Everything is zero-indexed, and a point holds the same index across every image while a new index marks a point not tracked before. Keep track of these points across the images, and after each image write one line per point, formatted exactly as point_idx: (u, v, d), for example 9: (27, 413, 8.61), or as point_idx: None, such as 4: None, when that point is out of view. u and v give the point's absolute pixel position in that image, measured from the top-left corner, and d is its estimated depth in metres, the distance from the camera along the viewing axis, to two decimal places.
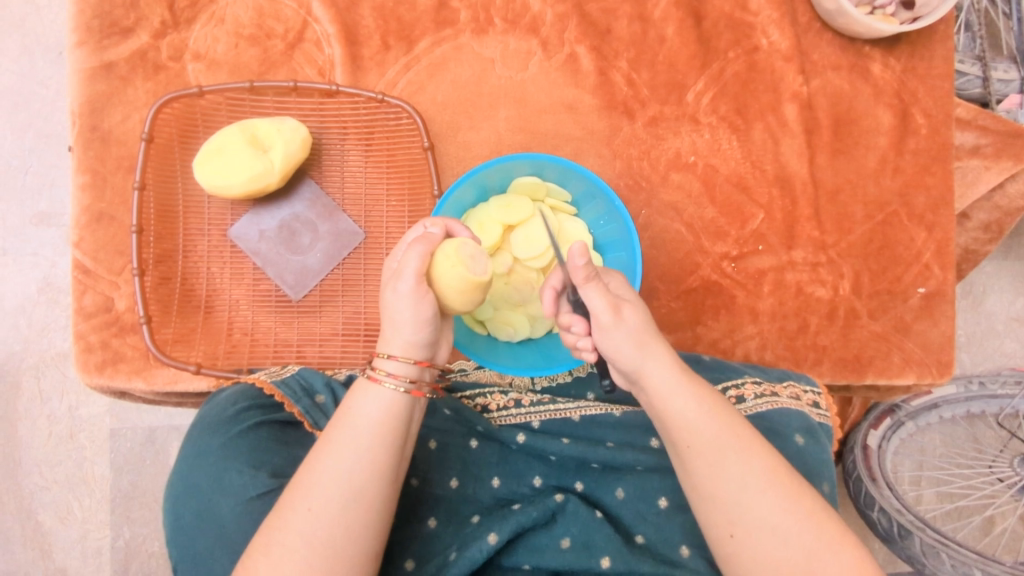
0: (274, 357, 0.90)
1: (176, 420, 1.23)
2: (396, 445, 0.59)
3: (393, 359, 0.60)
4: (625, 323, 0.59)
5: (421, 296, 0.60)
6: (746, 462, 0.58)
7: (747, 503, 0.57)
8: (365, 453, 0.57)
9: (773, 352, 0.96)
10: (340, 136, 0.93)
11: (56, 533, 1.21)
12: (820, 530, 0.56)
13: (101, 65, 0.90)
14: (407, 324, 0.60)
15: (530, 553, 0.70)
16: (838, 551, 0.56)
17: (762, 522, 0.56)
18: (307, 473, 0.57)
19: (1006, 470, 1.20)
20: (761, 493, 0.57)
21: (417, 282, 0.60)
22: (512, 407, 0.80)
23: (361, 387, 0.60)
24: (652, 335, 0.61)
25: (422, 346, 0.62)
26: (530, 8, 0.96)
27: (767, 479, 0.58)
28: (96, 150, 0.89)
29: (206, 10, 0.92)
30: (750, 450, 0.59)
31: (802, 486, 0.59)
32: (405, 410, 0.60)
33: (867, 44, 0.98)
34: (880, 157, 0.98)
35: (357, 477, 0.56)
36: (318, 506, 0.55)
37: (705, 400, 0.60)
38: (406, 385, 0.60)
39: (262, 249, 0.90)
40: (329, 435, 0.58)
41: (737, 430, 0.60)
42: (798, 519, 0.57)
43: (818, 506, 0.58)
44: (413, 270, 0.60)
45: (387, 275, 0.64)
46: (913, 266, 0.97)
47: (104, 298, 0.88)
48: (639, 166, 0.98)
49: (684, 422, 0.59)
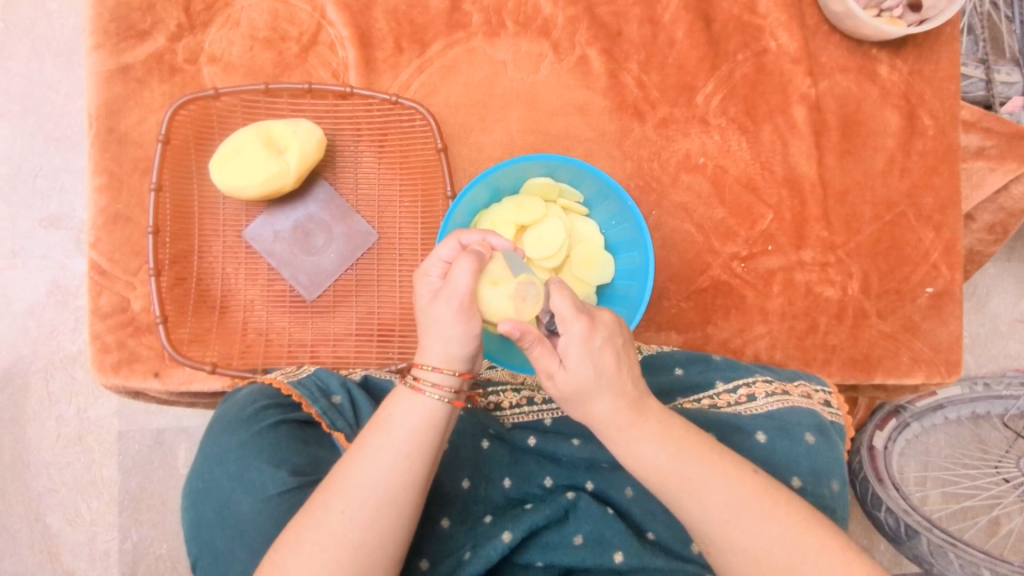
0: (289, 358, 0.91)
1: (185, 422, 1.24)
2: (432, 453, 0.59)
3: (438, 370, 0.59)
4: (570, 361, 0.56)
5: (470, 315, 0.59)
6: (705, 498, 0.58)
7: (716, 531, 0.58)
8: (401, 458, 0.58)
9: (783, 352, 0.97)
10: (354, 138, 0.94)
11: (65, 535, 1.21)
12: (797, 544, 0.57)
13: (117, 67, 0.90)
14: (453, 339, 0.59)
15: (543, 551, 0.71)
16: (817, 560, 0.56)
17: (735, 546, 0.57)
18: (342, 475, 0.57)
19: (1013, 470, 1.21)
20: (729, 523, 0.58)
21: (467, 299, 0.58)
22: (524, 405, 0.82)
23: (401, 396, 0.60)
24: (602, 370, 0.57)
25: (464, 359, 0.61)
26: (541, 10, 0.97)
27: (732, 509, 0.58)
28: (112, 152, 0.90)
29: (222, 13, 0.93)
30: (710, 480, 0.59)
31: (779, 502, 0.59)
32: (444, 419, 0.60)
33: (874, 47, 0.99)
34: (887, 158, 0.99)
35: (391, 482, 0.57)
36: (351, 508, 0.56)
37: (656, 443, 0.59)
38: (450, 395, 0.60)
39: (277, 250, 0.91)
40: (367, 439, 0.59)
41: (694, 462, 0.59)
42: (774, 538, 0.57)
43: (797, 518, 0.58)
44: (464, 288, 0.57)
45: (426, 288, 0.61)
46: (921, 267, 0.98)
47: (120, 298, 0.89)
48: (650, 167, 0.99)
49: (642, 465, 0.59)
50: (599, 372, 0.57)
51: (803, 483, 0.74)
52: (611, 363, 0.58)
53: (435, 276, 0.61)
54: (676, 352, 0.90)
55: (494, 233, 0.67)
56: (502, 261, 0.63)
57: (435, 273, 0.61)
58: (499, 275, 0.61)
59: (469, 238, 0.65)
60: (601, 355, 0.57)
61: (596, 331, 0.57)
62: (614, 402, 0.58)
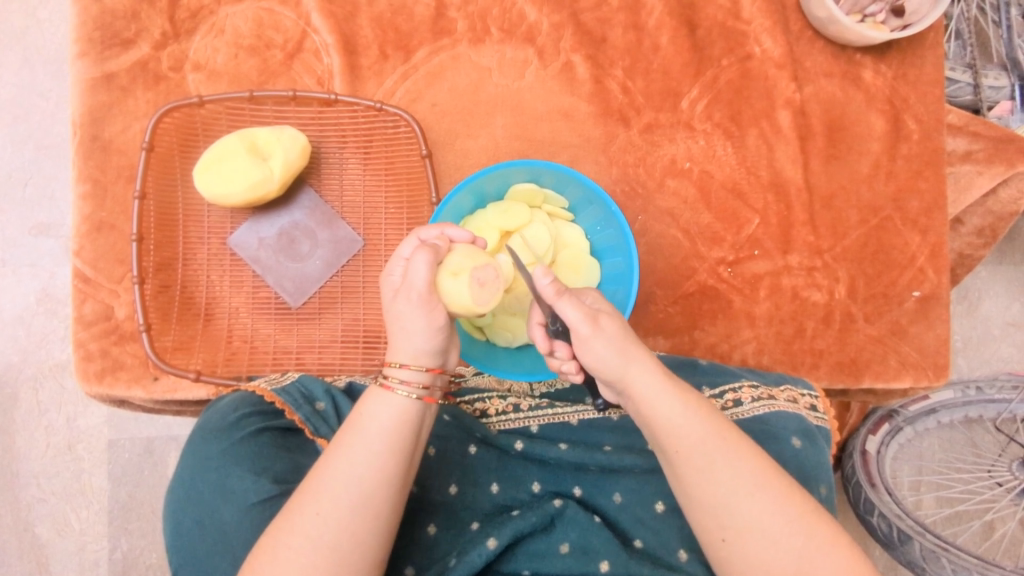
0: (274, 364, 0.90)
1: (174, 430, 1.23)
2: (407, 451, 0.59)
3: (406, 367, 0.60)
4: (603, 318, 0.60)
5: (432, 307, 0.60)
6: (734, 468, 0.58)
7: (741, 505, 0.57)
8: (375, 458, 0.57)
9: (770, 356, 0.97)
10: (339, 145, 0.94)
11: (53, 545, 1.21)
12: (813, 532, 0.57)
13: (101, 75, 0.91)
14: (418, 333, 0.60)
15: (530, 559, 0.70)
16: (829, 549, 0.57)
17: (756, 522, 0.57)
18: (317, 477, 0.57)
19: (1006, 474, 1.19)
20: (753, 496, 0.57)
21: (425, 292, 0.59)
22: (511, 412, 0.81)
23: (373, 394, 0.60)
24: (629, 329, 0.62)
25: (434, 353, 0.61)
26: (526, 17, 0.97)
27: (758, 483, 0.58)
28: (97, 159, 0.90)
29: (206, 21, 0.94)
30: (737, 455, 0.58)
31: (793, 487, 0.59)
32: (416, 416, 0.60)
33: (859, 51, 0.99)
34: (873, 162, 0.99)
35: (365, 483, 0.56)
36: (325, 510, 0.55)
37: (691, 406, 0.59)
38: (419, 391, 0.60)
39: (261, 256, 0.91)
40: (342, 441, 0.58)
41: (725, 433, 0.59)
42: (793, 519, 0.57)
43: (809, 507, 0.59)
44: (421, 282, 0.59)
45: (388, 289, 0.62)
46: (908, 270, 0.98)
47: (104, 306, 0.88)
48: (635, 172, 0.99)
49: (676, 429, 0.59)
50: (628, 331, 0.61)
51: None
52: (630, 329, 0.63)
53: (397, 275, 0.62)
54: (664, 357, 0.90)
55: (454, 227, 0.68)
56: (463, 253, 0.63)
57: (397, 273, 0.62)
58: (459, 266, 0.61)
59: (429, 233, 0.66)
60: (622, 320, 0.63)
61: (608, 303, 0.64)
62: (651, 361, 0.60)
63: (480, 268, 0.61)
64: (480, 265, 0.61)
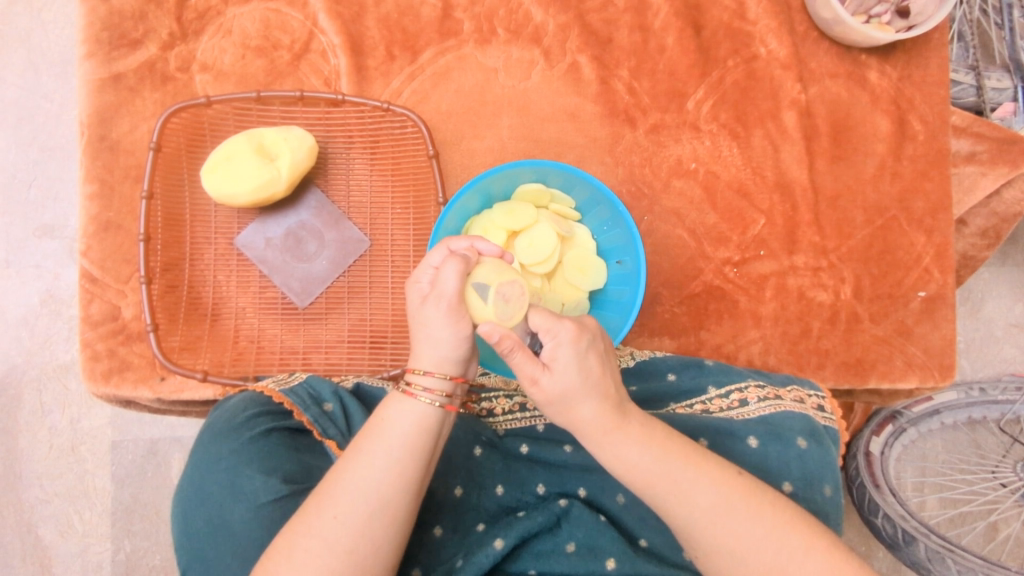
0: (280, 365, 0.90)
1: (178, 432, 1.23)
2: (425, 456, 0.59)
3: (429, 375, 0.60)
4: (556, 363, 0.56)
5: (459, 319, 0.59)
6: (690, 501, 0.58)
7: (702, 533, 0.58)
8: (394, 463, 0.57)
9: (776, 356, 0.97)
10: (345, 146, 0.94)
11: (57, 547, 1.20)
12: (782, 545, 0.57)
13: (108, 76, 0.91)
14: (444, 342, 0.59)
15: (536, 559, 0.70)
16: (802, 561, 0.56)
17: (720, 547, 0.57)
18: (336, 480, 0.57)
19: (1010, 475, 1.19)
20: (714, 524, 0.57)
21: (454, 302, 0.58)
22: (517, 412, 0.82)
23: (395, 400, 0.61)
24: (589, 372, 0.57)
25: (456, 363, 0.61)
26: (532, 18, 0.98)
27: (718, 510, 0.58)
28: (104, 159, 0.90)
29: (214, 22, 0.94)
30: (694, 483, 0.58)
31: (764, 502, 0.59)
32: (437, 422, 0.60)
33: (863, 52, 1.00)
34: (878, 162, 0.99)
35: (384, 488, 0.57)
36: (343, 513, 0.55)
37: (638, 443, 0.59)
38: (441, 399, 0.60)
39: (268, 257, 0.91)
40: (360, 446, 0.58)
41: (677, 464, 0.59)
42: (760, 538, 0.57)
43: (783, 519, 0.58)
44: (452, 291, 0.58)
45: (415, 295, 0.61)
46: (913, 270, 0.98)
47: (111, 306, 0.88)
48: (641, 173, 0.99)
49: (622, 468, 0.59)
50: (586, 376, 0.57)
51: (793, 487, 0.74)
52: (596, 367, 0.57)
53: (425, 282, 0.62)
54: (668, 357, 0.91)
55: (483, 240, 0.68)
56: (491, 266, 0.63)
57: (426, 280, 0.62)
58: (486, 279, 0.61)
59: (458, 244, 0.65)
60: (589, 359, 0.57)
61: (583, 334, 0.57)
62: (600, 407, 0.58)
63: (507, 283, 0.61)
64: (507, 280, 0.61)
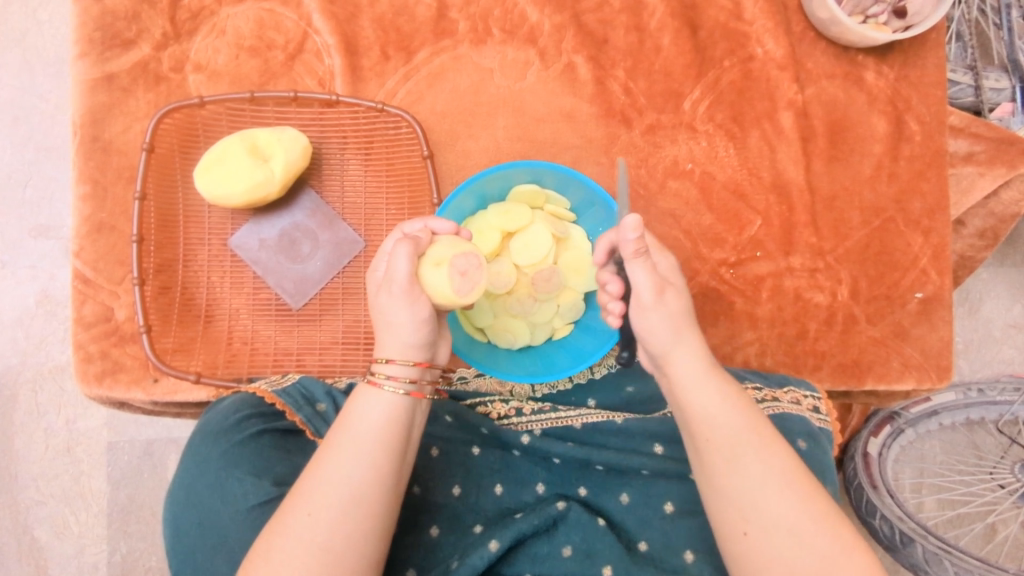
0: (275, 366, 0.90)
1: (174, 432, 1.23)
2: (398, 448, 0.59)
3: (392, 363, 0.61)
4: (665, 278, 0.67)
5: (415, 298, 0.61)
6: (767, 459, 0.58)
7: (765, 500, 0.57)
8: (365, 457, 0.57)
9: (772, 358, 0.97)
10: (340, 146, 0.94)
11: (52, 548, 1.20)
12: (836, 534, 0.56)
13: (101, 76, 0.90)
14: (405, 326, 0.61)
15: (532, 562, 0.69)
16: (850, 554, 0.55)
17: (778, 518, 0.56)
18: (308, 478, 0.56)
19: (1007, 476, 1.18)
20: (779, 490, 0.57)
21: (407, 284, 0.61)
22: (513, 416, 0.80)
23: (361, 392, 0.61)
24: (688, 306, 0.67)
25: (419, 347, 0.62)
26: (528, 18, 0.97)
27: (784, 480, 0.58)
28: (97, 160, 0.90)
29: (207, 22, 0.94)
30: (768, 448, 0.59)
31: (820, 490, 0.59)
32: (407, 412, 0.60)
33: (861, 52, 0.99)
34: (875, 163, 0.99)
35: (358, 483, 0.56)
36: (317, 510, 0.55)
37: (728, 396, 0.62)
38: (406, 387, 0.60)
39: (261, 257, 0.90)
40: (331, 441, 0.58)
41: (758, 426, 0.60)
42: (814, 520, 0.56)
43: (834, 511, 0.58)
44: (403, 274, 0.61)
45: (373, 283, 0.65)
46: (910, 271, 0.98)
47: (103, 307, 0.88)
48: (637, 174, 0.99)
49: (702, 415, 0.61)
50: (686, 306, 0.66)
51: None
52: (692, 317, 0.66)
53: (382, 270, 0.65)
54: None
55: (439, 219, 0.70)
56: (444, 244, 0.66)
57: (381, 268, 0.65)
58: (439, 256, 0.64)
59: (412, 227, 0.68)
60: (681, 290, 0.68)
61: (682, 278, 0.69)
62: (694, 349, 0.64)
63: (461, 258, 0.65)
64: (459, 254, 0.65)
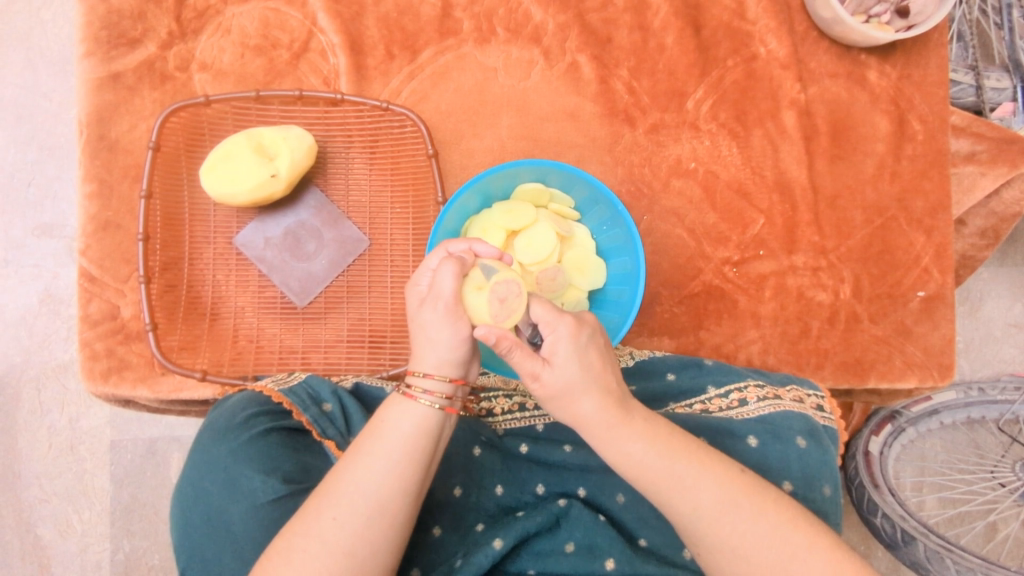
0: (280, 364, 0.90)
1: (177, 432, 1.23)
2: (425, 459, 0.59)
3: (430, 377, 0.60)
4: (556, 357, 0.57)
5: (458, 317, 0.59)
6: (695, 498, 0.58)
7: (707, 529, 0.57)
8: (393, 465, 0.57)
9: (776, 356, 0.97)
10: (345, 145, 0.94)
11: (56, 546, 1.20)
12: (786, 542, 0.56)
13: (107, 75, 0.91)
14: (444, 343, 0.60)
15: (535, 559, 0.70)
16: (806, 558, 0.56)
17: (725, 543, 0.57)
18: (335, 482, 0.57)
19: (1009, 475, 1.19)
20: (719, 520, 0.57)
21: (452, 302, 0.59)
22: (516, 411, 0.82)
23: (395, 402, 0.61)
24: (590, 366, 0.58)
25: (457, 364, 0.61)
26: (532, 17, 0.98)
27: (723, 506, 0.57)
28: (103, 159, 0.90)
29: (213, 21, 0.94)
30: (698, 479, 0.58)
31: (767, 500, 0.58)
32: (437, 426, 0.60)
33: (863, 52, 1.00)
34: (878, 162, 0.99)
35: (383, 490, 0.56)
36: (342, 515, 0.55)
37: (640, 446, 0.59)
38: (441, 401, 0.60)
39: (267, 256, 0.91)
40: (361, 447, 0.58)
41: (682, 460, 0.59)
42: (764, 535, 0.57)
43: (786, 516, 0.58)
44: (447, 291, 0.59)
45: (414, 298, 0.62)
46: (912, 270, 0.98)
47: (109, 306, 0.88)
48: (641, 172, 0.99)
49: (624, 463, 0.59)
50: (586, 369, 0.57)
51: (793, 487, 0.74)
52: (597, 361, 0.58)
53: (424, 285, 0.62)
54: (668, 357, 0.90)
55: (482, 241, 0.68)
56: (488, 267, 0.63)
57: (425, 282, 0.62)
58: (482, 280, 0.61)
59: (457, 246, 0.65)
60: (588, 353, 0.58)
61: (582, 329, 0.58)
62: (600, 401, 0.58)
63: (502, 283, 0.61)
64: (502, 280, 0.61)
